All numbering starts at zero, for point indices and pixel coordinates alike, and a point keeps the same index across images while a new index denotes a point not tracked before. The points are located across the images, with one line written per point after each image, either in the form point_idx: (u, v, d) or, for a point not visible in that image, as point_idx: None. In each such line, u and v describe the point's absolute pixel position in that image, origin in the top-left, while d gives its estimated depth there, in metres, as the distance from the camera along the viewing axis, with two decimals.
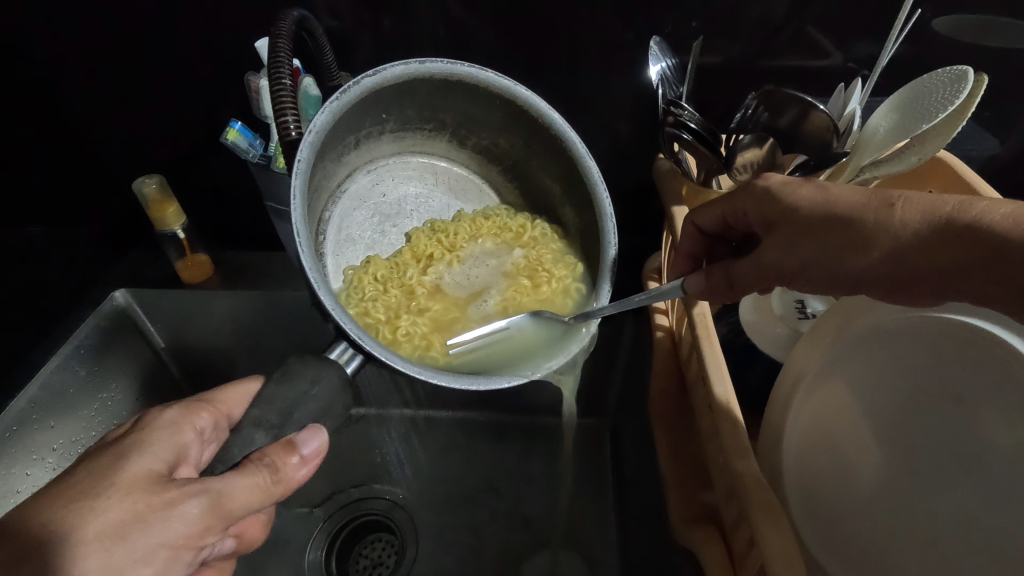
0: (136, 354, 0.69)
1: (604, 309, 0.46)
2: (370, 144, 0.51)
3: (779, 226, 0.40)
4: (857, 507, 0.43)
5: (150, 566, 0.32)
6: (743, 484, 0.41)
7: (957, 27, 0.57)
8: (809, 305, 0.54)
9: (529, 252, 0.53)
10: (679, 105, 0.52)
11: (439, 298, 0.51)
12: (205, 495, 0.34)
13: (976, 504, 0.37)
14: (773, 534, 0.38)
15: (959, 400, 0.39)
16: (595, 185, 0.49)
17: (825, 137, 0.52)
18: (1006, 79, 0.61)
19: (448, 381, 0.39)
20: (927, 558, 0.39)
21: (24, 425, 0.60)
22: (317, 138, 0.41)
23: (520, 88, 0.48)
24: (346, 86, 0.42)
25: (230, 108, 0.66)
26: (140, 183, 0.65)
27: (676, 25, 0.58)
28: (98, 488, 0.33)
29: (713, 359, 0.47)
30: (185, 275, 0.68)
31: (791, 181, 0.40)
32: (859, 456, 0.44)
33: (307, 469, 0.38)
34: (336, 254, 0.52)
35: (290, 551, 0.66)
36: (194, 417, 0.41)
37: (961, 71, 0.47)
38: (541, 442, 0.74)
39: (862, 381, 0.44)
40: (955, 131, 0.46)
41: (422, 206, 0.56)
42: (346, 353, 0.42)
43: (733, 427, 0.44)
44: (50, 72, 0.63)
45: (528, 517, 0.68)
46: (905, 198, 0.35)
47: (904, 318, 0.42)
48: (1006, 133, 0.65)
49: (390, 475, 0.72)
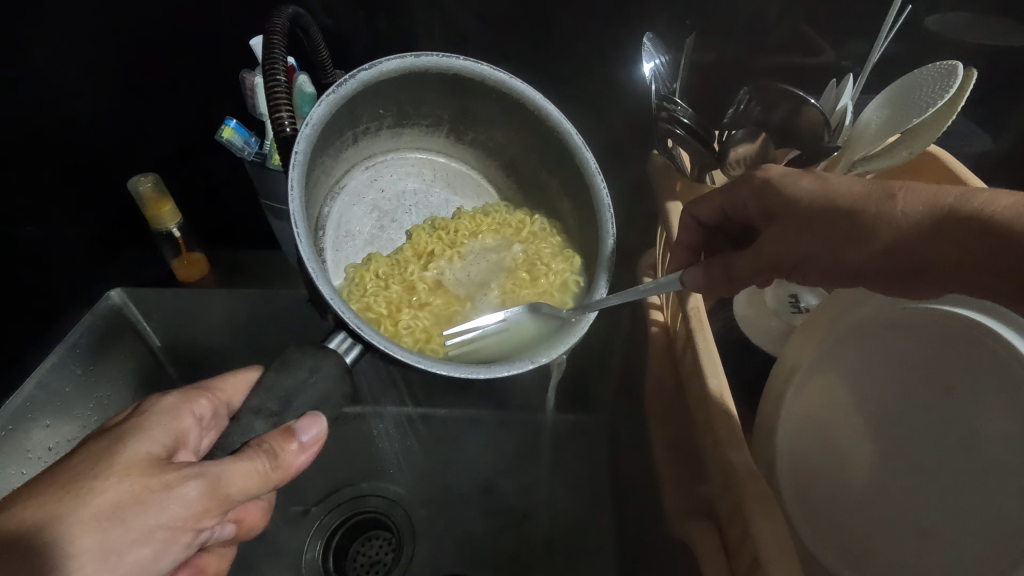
0: (132, 352, 0.69)
1: (603, 302, 0.45)
2: (369, 140, 0.52)
3: (777, 217, 0.40)
4: (851, 496, 0.44)
5: (147, 547, 0.32)
6: (737, 471, 0.42)
7: (944, 23, 0.58)
8: (802, 299, 0.55)
9: (528, 247, 0.54)
10: (673, 101, 0.53)
11: (440, 293, 0.52)
12: (203, 477, 0.34)
13: (971, 491, 0.37)
14: (766, 521, 0.39)
15: (949, 389, 0.39)
16: (590, 177, 0.50)
17: (820, 132, 0.52)
18: (995, 74, 0.62)
19: (447, 371, 0.39)
20: (922, 546, 0.39)
21: (20, 424, 0.60)
22: (314, 130, 0.41)
23: (515, 81, 0.48)
24: (342, 80, 0.43)
25: (225, 107, 0.66)
26: (136, 181, 0.64)
27: (670, 23, 0.59)
28: (97, 470, 0.33)
29: (707, 351, 0.48)
30: (180, 273, 0.68)
31: (792, 171, 0.41)
32: (854, 448, 0.44)
33: (306, 456, 0.38)
34: (336, 250, 0.52)
35: (289, 548, 0.66)
36: (193, 403, 0.41)
37: (950, 66, 0.48)
38: (537, 438, 0.74)
39: (859, 373, 0.44)
40: (947, 125, 0.46)
41: (421, 202, 0.56)
42: (346, 343, 0.42)
43: (727, 416, 0.44)
44: (44, 70, 0.63)
45: (526, 510, 0.68)
46: (907, 188, 0.36)
47: (894, 307, 0.42)
48: (997, 129, 0.66)
49: (388, 472, 0.71)
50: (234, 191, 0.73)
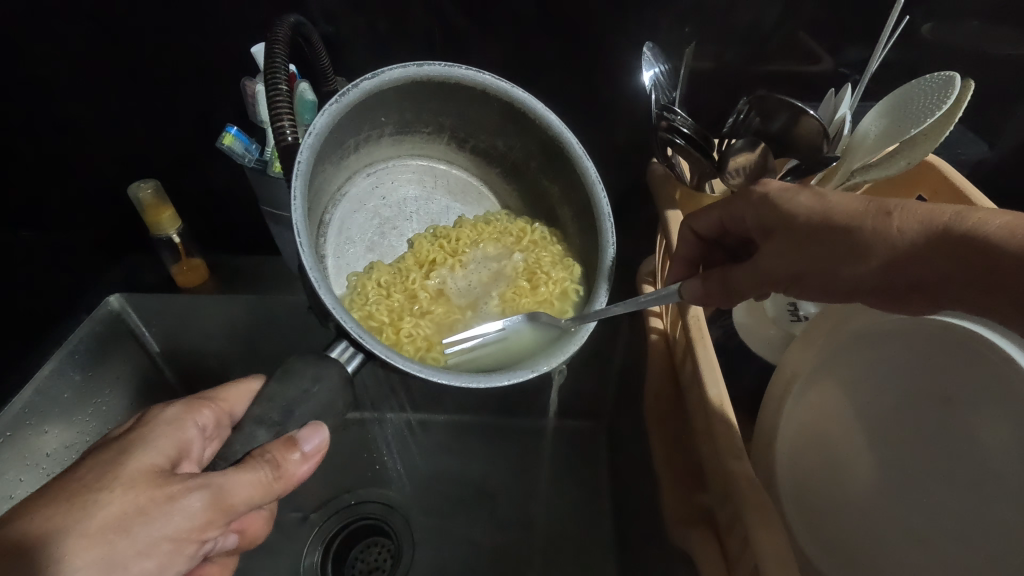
0: (132, 358, 0.69)
1: (601, 312, 0.45)
2: (370, 147, 0.52)
3: (775, 232, 0.41)
4: (847, 505, 0.44)
5: (151, 558, 0.32)
6: (736, 481, 0.42)
7: (942, 34, 0.59)
8: (802, 307, 0.55)
9: (528, 255, 0.54)
10: (672, 110, 0.54)
11: (441, 302, 0.52)
12: (206, 489, 0.34)
13: (970, 505, 0.37)
14: (768, 534, 0.39)
15: (949, 400, 0.39)
16: (591, 185, 0.50)
17: (816, 141, 0.52)
18: (991, 84, 0.63)
19: (449, 379, 0.39)
20: (919, 557, 0.39)
21: (18, 430, 0.60)
22: (317, 139, 0.42)
23: (516, 90, 0.48)
24: (344, 90, 0.43)
25: (227, 113, 0.66)
26: (135, 187, 0.64)
27: (670, 31, 0.59)
28: (101, 482, 0.33)
29: (706, 360, 0.48)
30: (180, 279, 0.68)
31: (789, 187, 0.41)
32: (853, 458, 0.44)
33: (309, 465, 0.39)
34: (337, 257, 0.52)
35: (288, 555, 0.66)
36: (196, 414, 0.41)
37: (948, 76, 0.48)
38: (538, 444, 0.74)
39: (855, 384, 0.45)
40: (946, 134, 0.47)
41: (422, 208, 0.56)
42: (348, 352, 0.42)
43: (727, 426, 0.45)
44: (45, 76, 0.63)
45: (527, 515, 0.69)
46: (903, 207, 0.36)
47: (892, 318, 0.43)
48: (993, 138, 0.66)
49: (387, 478, 0.72)
50: (234, 198, 0.73)
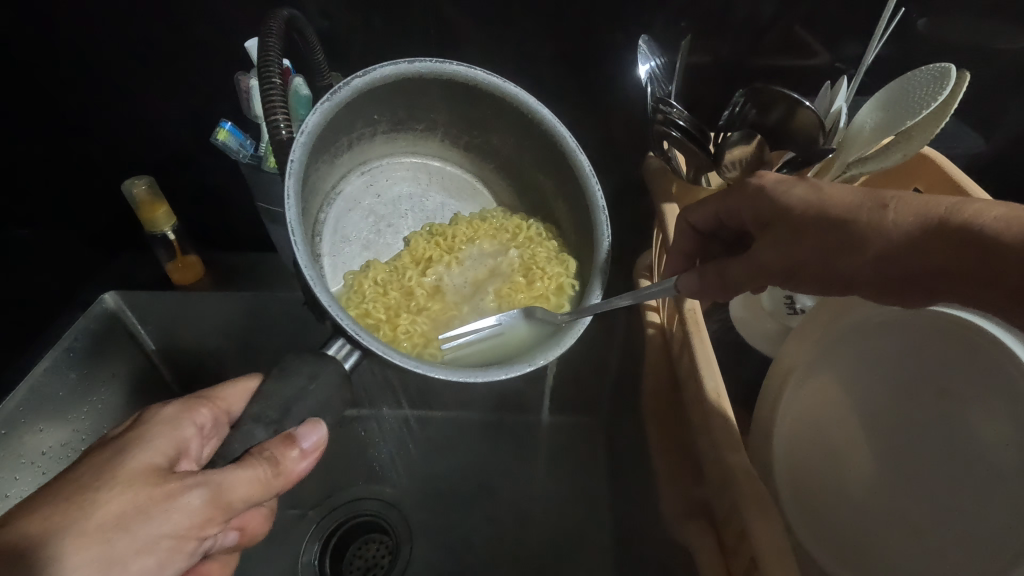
0: (128, 356, 0.69)
1: (595, 307, 0.45)
2: (363, 145, 0.51)
3: (772, 225, 0.41)
4: (845, 497, 0.44)
5: (151, 556, 0.32)
6: (734, 473, 0.42)
7: (938, 26, 0.59)
8: (798, 300, 0.54)
9: (523, 251, 0.54)
10: (669, 103, 0.53)
11: (438, 298, 0.52)
12: (206, 486, 0.34)
13: (968, 496, 0.37)
14: (765, 525, 0.39)
15: (946, 393, 0.39)
16: (585, 179, 0.50)
17: (814, 133, 0.52)
18: (988, 77, 0.62)
19: (447, 375, 0.39)
20: (918, 547, 0.39)
21: (13, 428, 0.59)
22: (309, 137, 0.41)
23: (509, 85, 0.48)
24: (336, 87, 0.43)
25: (220, 110, 0.66)
26: (130, 183, 0.64)
27: (665, 25, 0.59)
28: (98, 482, 0.33)
29: (704, 353, 0.48)
30: (176, 276, 0.69)
31: (785, 179, 0.41)
32: (851, 450, 0.44)
33: (307, 462, 0.39)
34: (332, 256, 0.52)
35: (286, 552, 0.66)
36: (194, 413, 0.41)
37: (942, 67, 0.48)
38: (536, 439, 0.74)
39: (852, 377, 0.45)
40: (940, 127, 0.47)
41: (417, 205, 0.56)
42: (344, 349, 0.42)
43: (725, 419, 0.45)
44: (36, 72, 0.62)
45: (524, 510, 0.69)
46: (898, 199, 0.36)
47: (890, 311, 0.43)
48: (990, 130, 0.66)
49: (384, 474, 0.72)
50: (228, 195, 0.72)
